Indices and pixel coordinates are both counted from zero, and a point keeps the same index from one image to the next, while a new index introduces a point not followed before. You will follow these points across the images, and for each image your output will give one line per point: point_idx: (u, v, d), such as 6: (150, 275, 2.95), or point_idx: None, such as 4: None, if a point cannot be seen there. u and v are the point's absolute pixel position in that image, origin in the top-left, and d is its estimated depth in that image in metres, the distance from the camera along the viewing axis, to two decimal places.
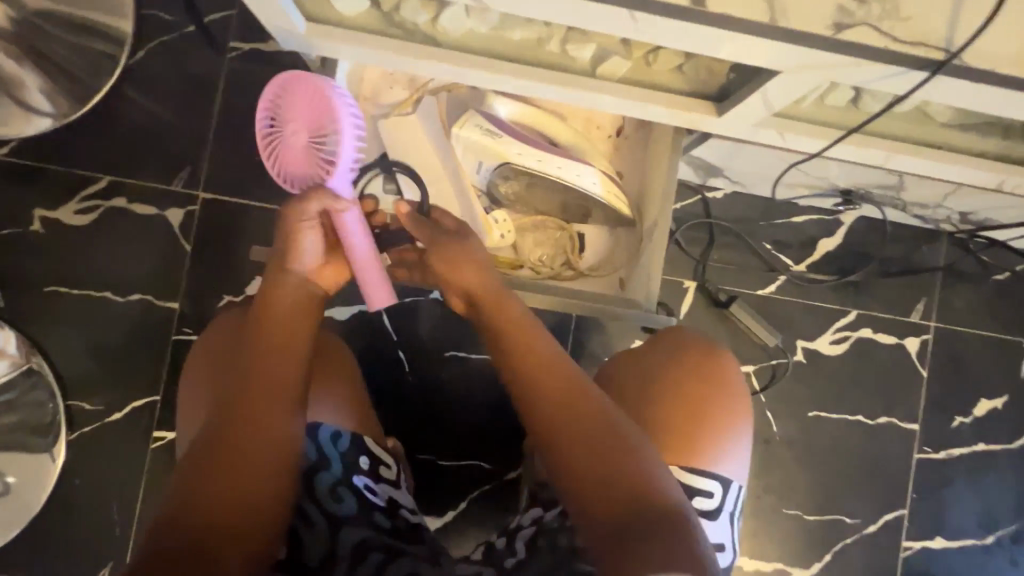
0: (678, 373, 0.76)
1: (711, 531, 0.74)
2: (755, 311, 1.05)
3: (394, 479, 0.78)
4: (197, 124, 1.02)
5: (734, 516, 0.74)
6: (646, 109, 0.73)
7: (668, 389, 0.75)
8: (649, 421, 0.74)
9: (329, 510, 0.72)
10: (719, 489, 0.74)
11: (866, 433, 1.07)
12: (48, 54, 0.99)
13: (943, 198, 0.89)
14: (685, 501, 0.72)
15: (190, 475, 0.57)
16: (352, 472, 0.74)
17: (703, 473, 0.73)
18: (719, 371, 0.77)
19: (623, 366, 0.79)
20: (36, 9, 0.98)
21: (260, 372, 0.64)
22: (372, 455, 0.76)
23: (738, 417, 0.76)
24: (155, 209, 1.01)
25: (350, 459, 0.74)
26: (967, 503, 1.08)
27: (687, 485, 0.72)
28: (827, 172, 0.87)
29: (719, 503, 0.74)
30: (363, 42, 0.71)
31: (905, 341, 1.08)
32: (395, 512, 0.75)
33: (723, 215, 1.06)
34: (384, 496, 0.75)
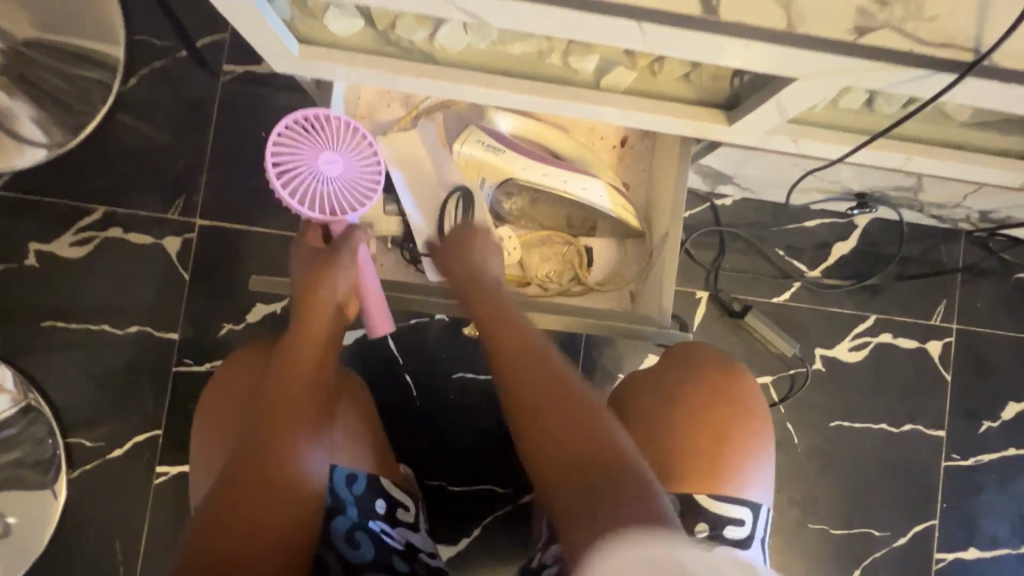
0: (694, 396, 0.73)
1: None
2: (771, 320, 1.02)
3: (413, 521, 0.75)
4: (192, 149, 1.00)
5: (766, 542, 0.71)
6: (653, 120, 0.71)
7: (690, 413, 0.72)
8: (668, 448, 0.71)
9: (345, 556, 0.71)
10: (748, 516, 0.70)
11: (891, 442, 1.04)
12: (39, 85, 0.97)
13: (963, 198, 0.86)
14: (715, 532, 0.69)
15: (207, 509, 0.54)
16: (368, 516, 0.71)
17: (729, 499, 0.70)
18: (739, 389, 0.74)
19: (634, 391, 0.76)
20: (25, 40, 0.96)
21: (281, 399, 0.61)
22: (389, 497, 0.73)
23: (759, 437, 0.73)
24: (152, 238, 0.99)
25: (366, 503, 0.71)
26: (999, 511, 1.04)
27: (715, 513, 0.69)
28: (842, 176, 0.84)
29: (750, 530, 0.71)
30: (358, 62, 0.68)
31: (927, 345, 1.05)
32: (412, 556, 0.73)
33: (733, 222, 1.03)
34: (401, 540, 0.73)
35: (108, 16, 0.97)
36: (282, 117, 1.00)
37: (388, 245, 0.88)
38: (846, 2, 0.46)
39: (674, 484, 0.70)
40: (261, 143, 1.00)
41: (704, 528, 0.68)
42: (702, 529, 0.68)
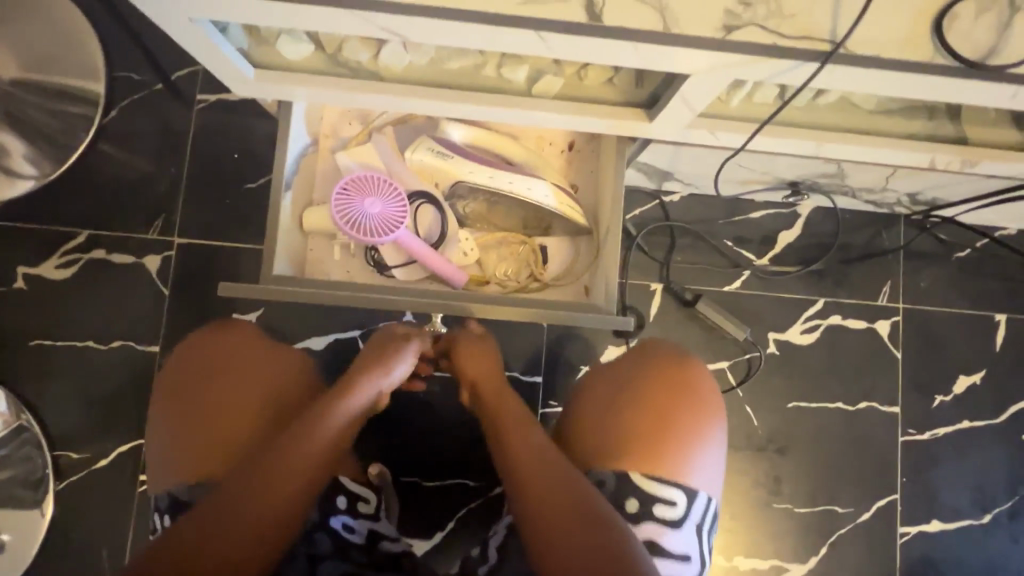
0: (651, 387, 0.76)
1: (676, 540, 0.73)
2: (722, 307, 1.07)
3: (372, 513, 0.80)
4: (170, 174, 1.07)
5: (701, 526, 0.74)
6: (584, 121, 0.77)
7: (644, 403, 0.76)
8: (621, 429, 0.75)
9: (305, 549, 0.72)
10: (683, 500, 0.73)
11: (848, 420, 1.08)
12: (24, 119, 1.04)
13: (887, 181, 0.92)
14: (646, 509, 0.72)
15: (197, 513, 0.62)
16: (329, 513, 0.76)
17: (666, 483, 0.73)
18: (694, 388, 0.77)
19: (602, 375, 0.80)
20: (11, 79, 1.03)
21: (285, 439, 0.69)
22: (349, 493, 0.78)
23: (710, 436, 0.76)
24: (133, 257, 1.05)
25: (327, 499, 0.76)
26: (958, 483, 1.07)
27: (646, 490, 0.72)
28: (773, 166, 0.90)
29: (684, 513, 0.73)
30: (310, 82, 0.75)
31: (876, 325, 1.10)
32: (372, 547, 0.76)
33: (682, 217, 1.09)
34: (361, 534, 0.77)
35: (89, 58, 1.05)
36: (255, 141, 1.07)
37: (352, 251, 0.93)
38: (714, 4, 0.53)
39: (613, 462, 0.74)
40: (234, 165, 1.07)
41: (634, 505, 0.72)
42: (632, 504, 0.72)
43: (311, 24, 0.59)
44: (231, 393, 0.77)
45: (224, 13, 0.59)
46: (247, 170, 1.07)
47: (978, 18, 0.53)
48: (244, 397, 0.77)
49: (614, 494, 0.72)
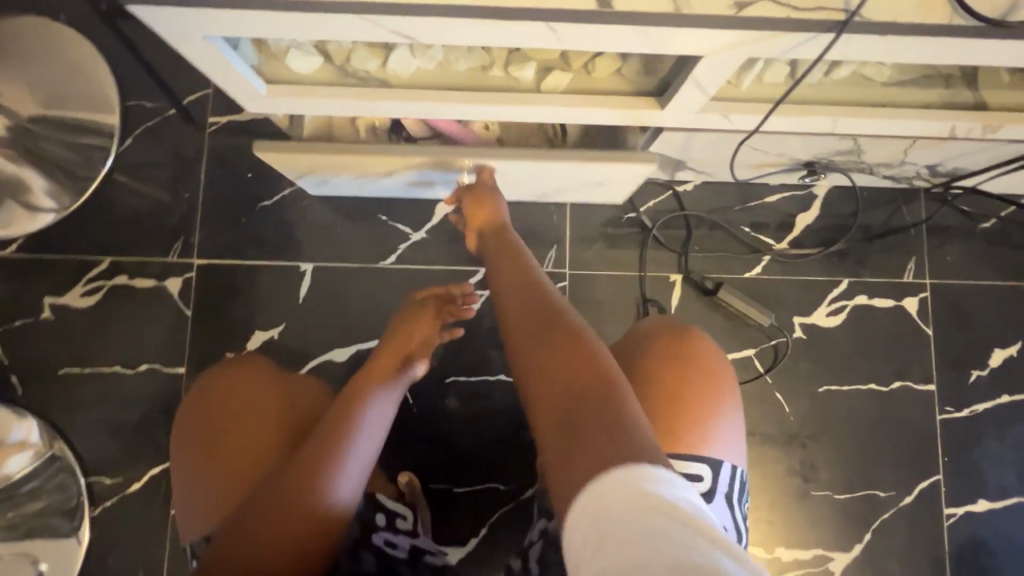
0: (661, 363, 0.75)
1: None
2: (744, 293, 1.06)
3: (411, 528, 0.81)
4: (186, 198, 1.08)
5: (731, 496, 0.72)
6: (594, 113, 0.77)
7: (654, 380, 0.74)
8: None
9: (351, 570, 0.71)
10: (708, 474, 0.72)
11: (882, 401, 1.05)
12: (44, 153, 1.06)
13: (905, 154, 0.90)
14: None
15: (243, 524, 0.64)
16: (371, 529, 0.75)
17: (687, 457, 0.71)
18: (699, 358, 0.76)
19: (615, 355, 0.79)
20: (30, 116, 1.06)
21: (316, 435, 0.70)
22: (387, 509, 0.78)
23: (723, 406, 0.75)
24: (155, 281, 1.06)
25: (368, 517, 0.76)
26: (1002, 459, 1.04)
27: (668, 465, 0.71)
28: (787, 147, 0.89)
29: (710, 486, 0.72)
30: (322, 94, 0.76)
31: (904, 303, 1.07)
32: (417, 560, 0.77)
33: (696, 206, 1.08)
34: (405, 549, 0.77)
35: (76, 47, 1.06)
36: (267, 159, 1.09)
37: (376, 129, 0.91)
38: None
39: None
40: (248, 183, 1.08)
41: None
42: None
43: (322, 32, 0.59)
44: (252, 411, 0.78)
45: (236, 27, 0.60)
46: (261, 188, 1.08)
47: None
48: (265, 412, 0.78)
49: None
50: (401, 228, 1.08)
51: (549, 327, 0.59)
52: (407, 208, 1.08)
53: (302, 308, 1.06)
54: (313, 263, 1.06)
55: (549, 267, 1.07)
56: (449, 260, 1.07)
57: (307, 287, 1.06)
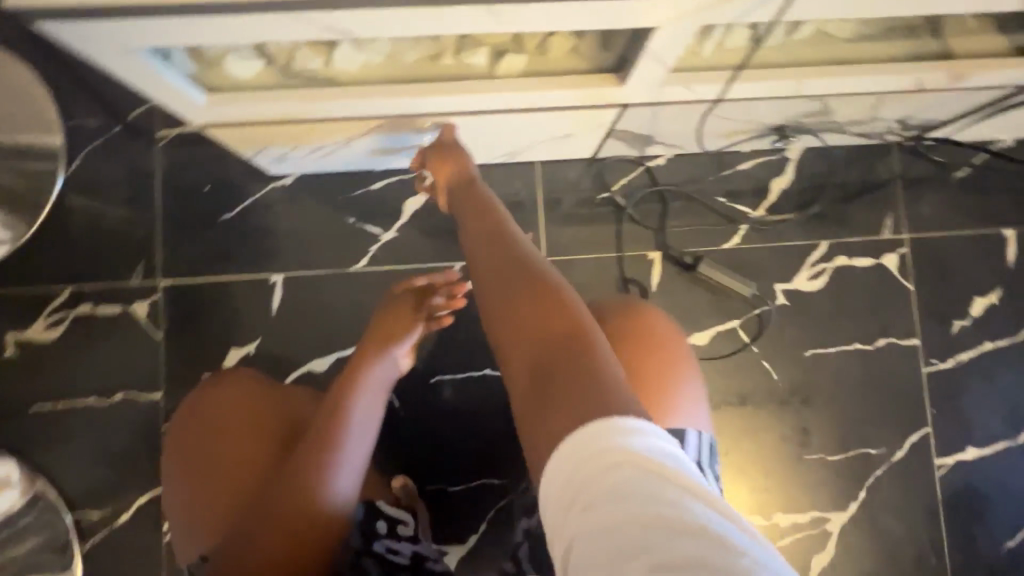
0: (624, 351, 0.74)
1: None
2: (724, 265, 1.05)
3: (414, 533, 0.76)
4: (144, 217, 1.04)
5: (703, 466, 0.69)
6: (553, 95, 0.75)
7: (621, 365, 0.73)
8: None
9: None
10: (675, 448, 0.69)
11: (868, 360, 1.05)
12: None
13: (875, 110, 0.89)
14: None
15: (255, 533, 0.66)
16: (370, 539, 0.72)
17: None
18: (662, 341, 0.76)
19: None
20: None
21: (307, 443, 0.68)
22: (387, 515, 0.75)
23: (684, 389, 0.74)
24: (120, 307, 1.02)
25: (367, 527, 0.72)
26: (988, 405, 1.05)
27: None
28: (756, 113, 0.86)
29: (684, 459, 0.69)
30: (268, 100, 0.73)
31: (883, 259, 1.07)
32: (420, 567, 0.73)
33: (670, 180, 1.06)
34: (407, 555, 0.73)
35: None
36: (224, 169, 1.05)
37: None
38: None
39: None
40: (207, 196, 1.04)
41: None
42: None
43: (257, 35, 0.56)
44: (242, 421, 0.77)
45: (158, 35, 0.56)
46: (221, 200, 1.04)
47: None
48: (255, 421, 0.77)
49: None
50: (371, 228, 1.05)
51: (527, 300, 0.53)
52: (375, 207, 1.05)
53: (277, 320, 1.03)
54: (283, 273, 1.03)
55: None
56: (423, 257, 1.05)
57: (280, 297, 1.03)
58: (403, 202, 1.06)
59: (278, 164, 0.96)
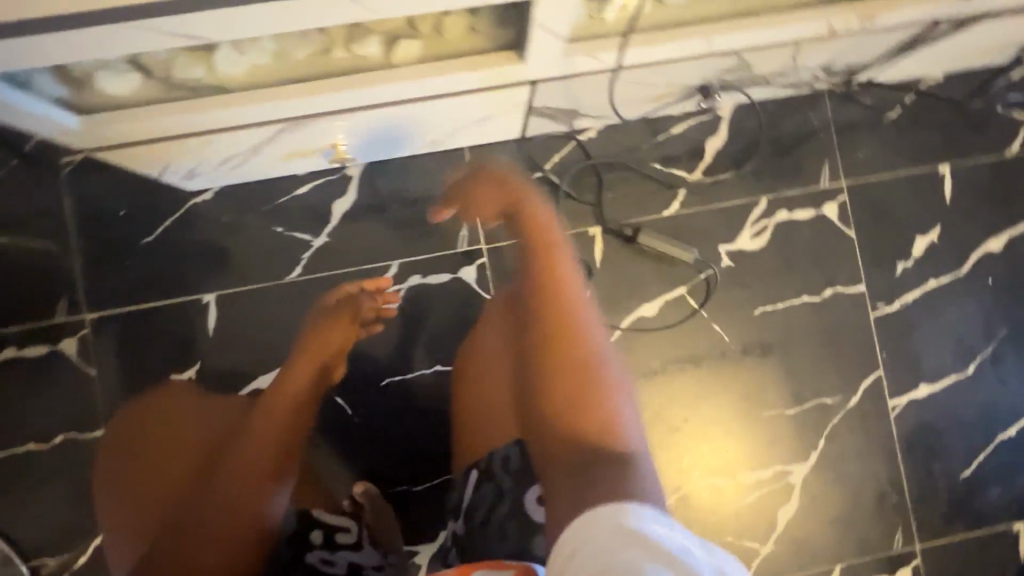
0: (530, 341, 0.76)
1: None
2: (666, 233, 1.04)
3: (354, 542, 0.84)
4: (59, 250, 0.99)
5: None
6: (456, 79, 0.71)
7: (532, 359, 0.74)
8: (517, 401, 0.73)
9: None
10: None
11: (817, 311, 1.06)
12: None
13: (794, 60, 0.87)
14: None
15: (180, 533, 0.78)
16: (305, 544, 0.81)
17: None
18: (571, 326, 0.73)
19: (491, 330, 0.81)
20: None
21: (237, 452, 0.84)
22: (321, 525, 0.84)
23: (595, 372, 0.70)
24: (47, 346, 0.98)
25: (301, 536, 0.82)
26: (937, 341, 1.07)
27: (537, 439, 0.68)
28: (674, 75, 0.84)
29: None
30: (151, 116, 0.69)
31: (823, 209, 1.06)
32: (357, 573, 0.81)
33: (602, 152, 1.04)
34: (343, 565, 0.81)
35: None
36: (138, 191, 1.00)
37: None
38: None
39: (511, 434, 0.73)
40: (124, 222, 0.99)
41: None
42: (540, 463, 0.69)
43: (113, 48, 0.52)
44: (161, 456, 0.88)
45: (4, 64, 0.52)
46: (140, 224, 1.00)
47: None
48: (170, 457, 0.87)
49: (521, 464, 0.71)
50: (301, 236, 1.01)
51: (585, 391, 0.64)
52: (303, 214, 1.01)
53: (215, 341, 0.99)
54: (215, 293, 1.00)
55: (464, 246, 1.03)
56: (360, 260, 1.02)
57: (214, 318, 0.99)
58: (331, 205, 1.02)
59: (189, 180, 0.92)
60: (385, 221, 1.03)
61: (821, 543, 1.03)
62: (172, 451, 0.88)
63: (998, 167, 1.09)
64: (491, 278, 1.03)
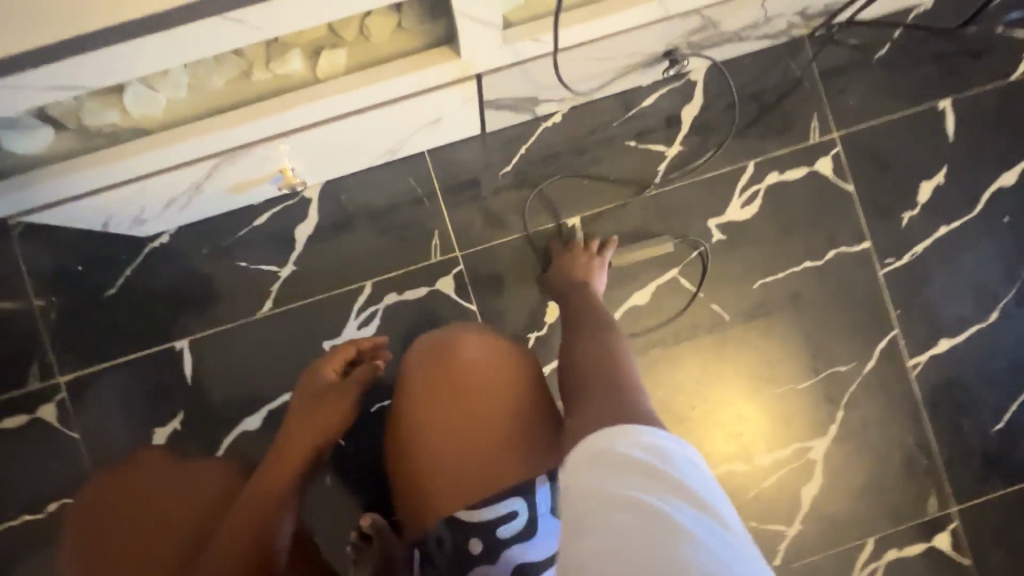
0: (445, 404, 0.70)
1: (537, 548, 0.64)
2: (649, 214, 0.97)
3: None
4: (23, 315, 0.95)
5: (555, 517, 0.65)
6: (392, 86, 0.65)
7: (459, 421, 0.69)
8: (438, 463, 0.68)
9: None
10: (524, 509, 0.63)
11: (821, 275, 0.99)
12: None
13: (765, 9, 0.79)
14: (493, 545, 0.64)
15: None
16: None
17: (474, 507, 0.64)
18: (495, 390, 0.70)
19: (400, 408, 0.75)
20: None
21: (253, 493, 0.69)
22: None
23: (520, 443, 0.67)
24: (26, 414, 0.95)
25: None
26: (954, 291, 1.00)
27: (458, 528, 0.64)
28: (635, 45, 0.77)
29: (529, 518, 0.64)
30: (68, 170, 0.63)
31: (817, 166, 0.99)
32: None
33: (572, 137, 0.98)
34: None
35: None
36: (94, 243, 0.96)
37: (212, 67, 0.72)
38: None
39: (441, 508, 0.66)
40: (85, 276, 0.96)
41: (478, 543, 0.64)
42: (476, 544, 0.64)
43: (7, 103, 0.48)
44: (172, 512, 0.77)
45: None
46: (101, 278, 0.96)
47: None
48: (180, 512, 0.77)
49: (455, 548, 0.64)
50: (268, 267, 0.97)
51: (593, 387, 0.52)
52: (268, 245, 0.97)
53: (196, 387, 0.95)
54: (189, 337, 0.96)
55: (439, 256, 0.97)
56: (332, 284, 0.97)
57: (192, 363, 0.96)
58: (296, 231, 0.97)
59: (141, 226, 0.88)
60: (352, 241, 0.97)
61: (851, 518, 0.98)
62: (176, 514, 0.77)
63: (1004, 93, 1.00)
64: (471, 286, 0.97)
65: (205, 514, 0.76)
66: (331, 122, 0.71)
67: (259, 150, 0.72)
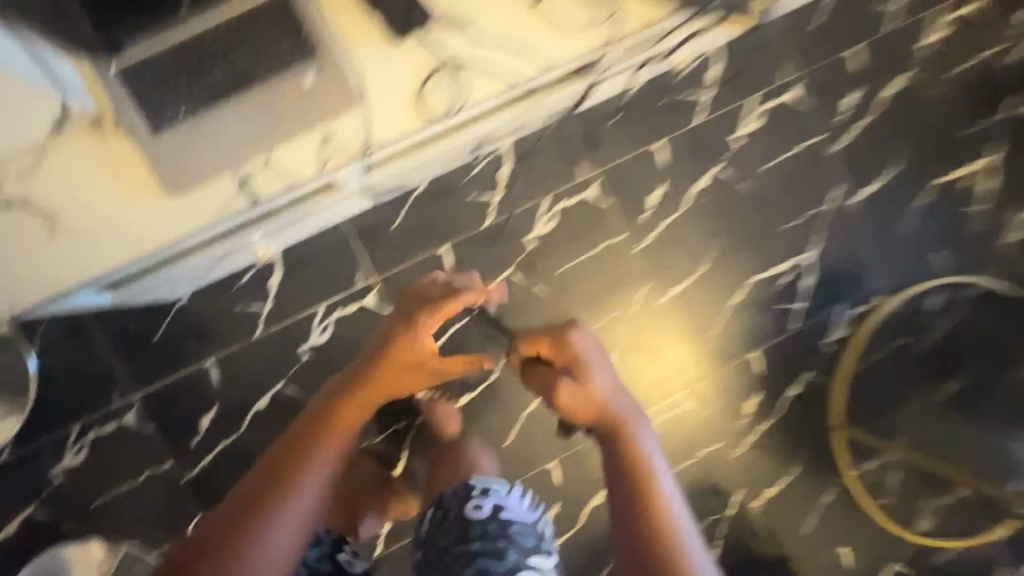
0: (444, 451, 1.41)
1: (511, 503, 1.14)
2: (489, 238, 1.58)
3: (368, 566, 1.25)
4: (100, 360, 1.48)
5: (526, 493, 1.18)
6: (314, 208, 1.22)
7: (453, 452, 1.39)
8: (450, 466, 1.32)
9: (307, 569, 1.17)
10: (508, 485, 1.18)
11: (599, 259, 1.63)
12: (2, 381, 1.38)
13: (522, 121, 1.40)
14: (484, 492, 1.15)
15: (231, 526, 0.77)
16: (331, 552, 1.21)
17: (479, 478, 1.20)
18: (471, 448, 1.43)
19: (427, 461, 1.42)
20: None
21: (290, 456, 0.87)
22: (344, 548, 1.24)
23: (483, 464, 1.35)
24: (115, 422, 1.48)
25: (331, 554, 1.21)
26: (678, 256, 1.66)
27: (467, 485, 1.19)
28: (451, 154, 1.36)
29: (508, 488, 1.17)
30: (146, 282, 1.20)
31: (587, 193, 1.62)
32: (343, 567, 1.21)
33: (434, 198, 1.57)
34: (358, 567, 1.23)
35: None
36: (140, 308, 1.49)
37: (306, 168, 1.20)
38: (307, 160, 0.97)
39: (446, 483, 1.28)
40: (137, 329, 1.49)
41: (477, 491, 1.16)
42: (477, 491, 1.16)
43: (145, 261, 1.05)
44: (376, 392, 1.02)
45: None
46: (148, 329, 1.49)
47: (440, 87, 1.01)
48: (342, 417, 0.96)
49: (464, 494, 1.16)
50: (255, 306, 1.52)
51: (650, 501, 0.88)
52: (253, 292, 1.52)
53: (223, 387, 1.51)
54: (212, 357, 1.51)
55: (363, 282, 1.55)
56: (298, 310, 1.54)
57: (217, 373, 1.51)
58: (268, 281, 1.53)
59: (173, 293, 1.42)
60: (307, 282, 1.54)
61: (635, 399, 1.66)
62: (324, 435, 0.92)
63: (689, 134, 1.65)
64: (385, 300, 1.56)
65: (318, 417, 0.94)
66: (283, 227, 1.27)
67: (243, 246, 1.28)
